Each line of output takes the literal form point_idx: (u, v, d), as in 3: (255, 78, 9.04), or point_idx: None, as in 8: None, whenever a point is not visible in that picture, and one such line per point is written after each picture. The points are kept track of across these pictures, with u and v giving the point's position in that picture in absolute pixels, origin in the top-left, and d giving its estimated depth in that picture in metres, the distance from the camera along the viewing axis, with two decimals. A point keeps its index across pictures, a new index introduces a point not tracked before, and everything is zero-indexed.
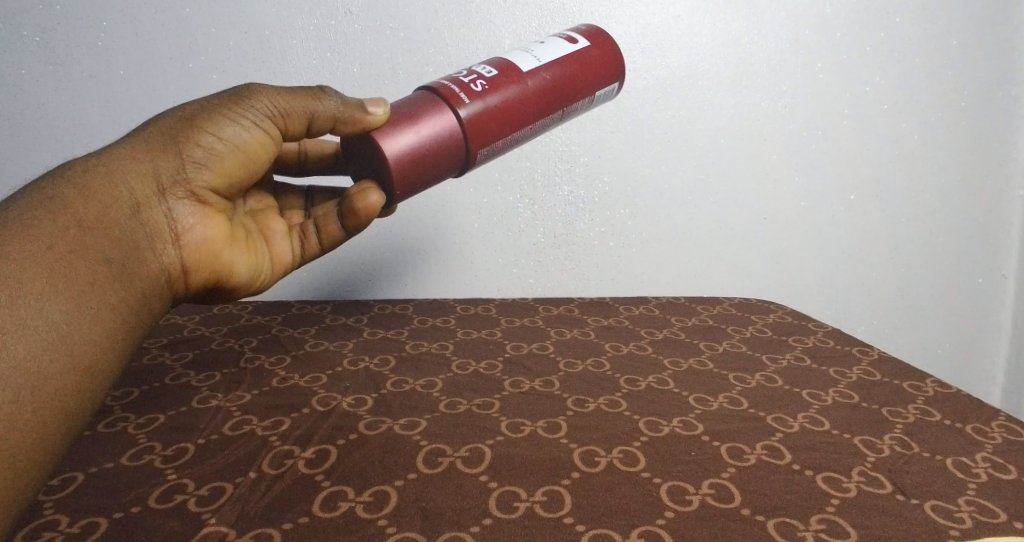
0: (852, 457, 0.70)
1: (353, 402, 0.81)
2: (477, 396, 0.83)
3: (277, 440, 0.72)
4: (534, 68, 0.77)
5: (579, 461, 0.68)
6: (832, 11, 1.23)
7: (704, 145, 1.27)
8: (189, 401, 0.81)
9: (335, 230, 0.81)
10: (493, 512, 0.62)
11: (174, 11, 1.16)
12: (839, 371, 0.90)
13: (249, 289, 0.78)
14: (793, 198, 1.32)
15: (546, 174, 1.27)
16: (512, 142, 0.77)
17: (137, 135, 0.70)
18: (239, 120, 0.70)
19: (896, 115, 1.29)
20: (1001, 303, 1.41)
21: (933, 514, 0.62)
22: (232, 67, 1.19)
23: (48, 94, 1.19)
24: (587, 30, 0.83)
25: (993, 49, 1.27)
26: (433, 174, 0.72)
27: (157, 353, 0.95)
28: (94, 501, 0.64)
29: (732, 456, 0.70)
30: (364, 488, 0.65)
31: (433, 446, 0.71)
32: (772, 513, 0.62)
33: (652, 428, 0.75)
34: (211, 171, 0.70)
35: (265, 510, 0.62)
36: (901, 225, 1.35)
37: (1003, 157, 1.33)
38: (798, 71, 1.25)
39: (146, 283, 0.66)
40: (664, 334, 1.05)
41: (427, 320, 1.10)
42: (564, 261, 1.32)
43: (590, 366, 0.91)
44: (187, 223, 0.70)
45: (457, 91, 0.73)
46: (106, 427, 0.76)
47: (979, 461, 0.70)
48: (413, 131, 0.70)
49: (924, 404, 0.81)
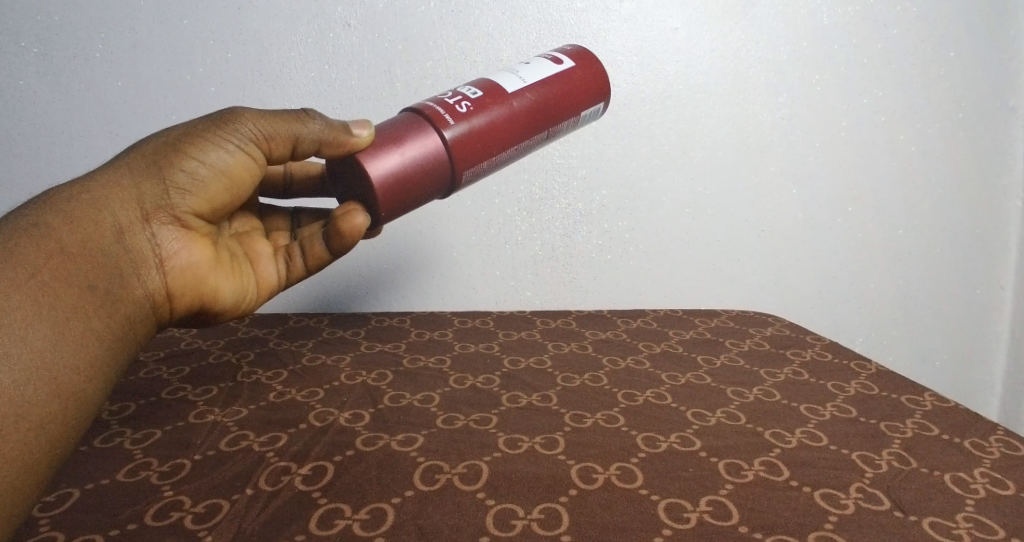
0: (850, 473, 0.70)
1: (350, 418, 0.80)
2: (474, 411, 0.83)
3: (273, 456, 0.72)
4: (520, 88, 0.77)
5: (577, 477, 0.68)
6: (829, 23, 1.23)
7: (702, 158, 1.28)
8: (184, 416, 0.81)
9: (321, 252, 0.81)
10: (491, 530, 0.62)
11: (173, 24, 1.17)
12: (837, 386, 0.90)
13: (234, 312, 0.78)
14: (791, 209, 1.32)
15: (545, 185, 1.27)
16: (498, 162, 0.77)
17: (122, 159, 0.70)
18: (224, 145, 0.70)
19: (894, 126, 1.29)
20: (999, 311, 1.41)
21: (931, 531, 0.62)
22: (231, 80, 1.20)
23: (46, 106, 1.19)
24: (574, 50, 0.83)
25: (990, 60, 1.27)
26: (419, 195, 0.72)
27: (154, 367, 0.94)
28: (90, 517, 0.64)
29: (730, 472, 0.70)
30: (360, 505, 0.65)
31: (431, 462, 0.71)
32: (771, 530, 0.62)
33: (649, 444, 0.75)
34: (196, 196, 0.70)
35: (262, 529, 0.62)
36: (897, 236, 1.35)
37: (999, 167, 1.33)
38: (795, 84, 1.26)
39: (130, 308, 0.66)
40: (662, 347, 1.05)
41: (423, 333, 1.10)
42: (563, 274, 1.32)
43: (588, 380, 0.91)
44: (172, 248, 0.70)
45: (442, 113, 0.73)
46: (102, 442, 0.75)
47: (978, 476, 0.70)
48: (398, 153, 0.71)
49: (922, 419, 0.81)
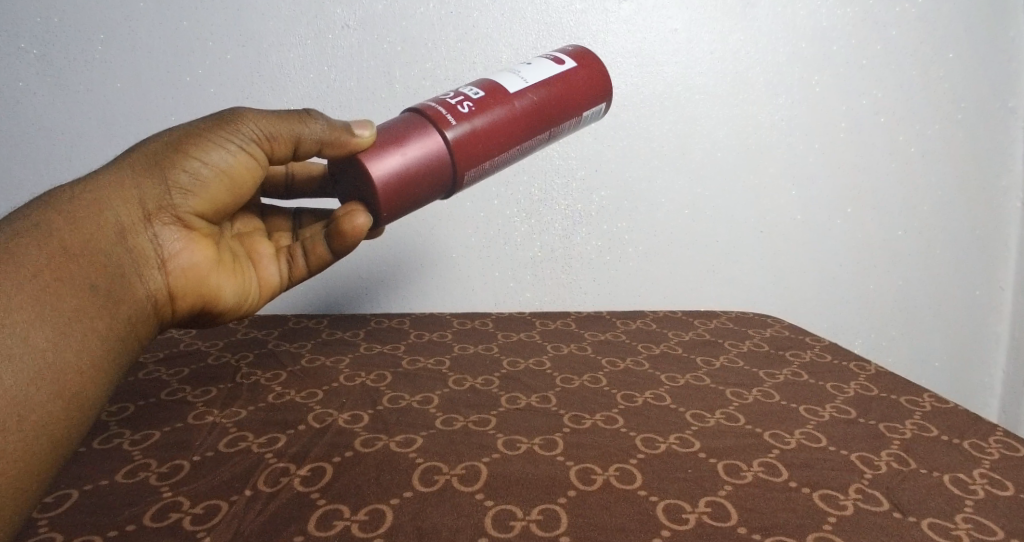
0: (849, 474, 0.70)
1: (350, 419, 0.80)
2: (474, 412, 0.83)
3: (272, 457, 0.72)
4: (521, 89, 0.77)
5: (576, 478, 0.68)
6: (828, 24, 1.23)
7: (701, 159, 1.28)
8: (184, 417, 0.81)
9: (323, 252, 0.81)
10: (490, 530, 0.62)
11: (173, 25, 1.17)
12: (836, 387, 0.90)
13: (236, 312, 0.78)
14: (790, 210, 1.32)
15: (545, 187, 1.27)
16: (500, 163, 0.77)
17: (124, 160, 0.70)
18: (226, 145, 0.70)
19: (893, 127, 1.29)
20: (999, 313, 1.41)
21: (930, 532, 0.62)
22: (230, 81, 1.20)
23: (46, 107, 1.19)
24: (575, 50, 0.83)
25: (990, 61, 1.27)
26: (420, 195, 0.72)
27: (153, 368, 0.94)
28: (89, 518, 0.64)
29: (729, 473, 0.70)
30: (359, 507, 0.65)
31: (430, 463, 0.71)
32: (769, 531, 0.62)
33: (649, 445, 0.75)
34: (198, 196, 0.70)
35: (261, 530, 0.62)
36: (897, 238, 1.35)
37: (999, 168, 1.33)
38: (794, 85, 1.26)
39: (132, 309, 0.66)
40: (661, 348, 1.05)
41: (423, 334, 1.10)
42: (562, 275, 1.32)
43: (588, 381, 0.91)
44: (173, 249, 0.70)
45: (443, 113, 0.73)
46: (101, 443, 0.75)
47: (977, 477, 0.70)
48: (400, 153, 0.71)
49: (922, 420, 0.81)
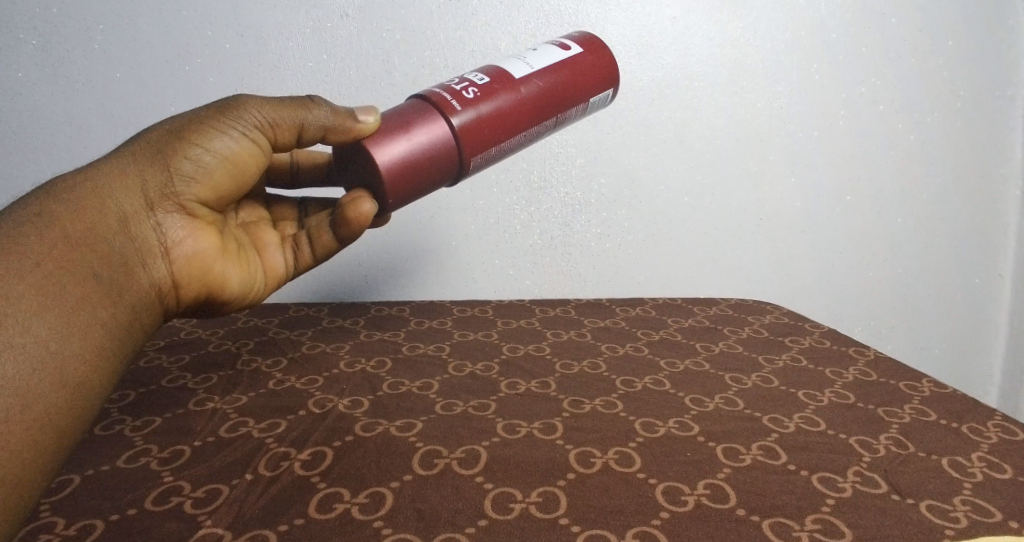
0: (847, 457, 0.70)
1: (349, 404, 0.81)
2: (474, 396, 0.83)
3: (272, 441, 0.73)
4: (527, 75, 0.77)
5: (575, 462, 0.69)
6: (828, 11, 1.23)
7: (701, 145, 1.28)
8: (186, 403, 0.82)
9: (329, 241, 0.81)
10: (489, 513, 0.62)
11: (172, 14, 1.17)
12: (835, 372, 0.91)
13: (243, 301, 0.78)
14: (789, 197, 1.32)
15: (544, 175, 1.27)
16: (507, 149, 0.77)
17: (125, 149, 0.70)
18: (229, 132, 0.70)
19: (893, 115, 1.29)
20: (997, 301, 1.41)
21: (928, 513, 0.62)
22: (229, 72, 1.20)
23: (44, 98, 1.19)
24: (582, 37, 0.83)
25: (989, 50, 1.27)
26: (427, 182, 0.72)
27: (154, 356, 0.95)
28: (91, 503, 0.64)
29: (728, 456, 0.70)
30: (359, 490, 0.65)
31: (429, 447, 0.71)
32: (768, 513, 0.62)
33: (648, 429, 0.75)
34: (201, 184, 0.71)
35: (263, 511, 0.62)
36: (896, 225, 1.35)
37: (999, 156, 1.33)
38: (793, 74, 1.26)
39: (136, 296, 0.67)
40: (660, 335, 1.05)
41: (422, 322, 1.10)
42: (563, 263, 1.32)
43: (587, 367, 0.92)
44: (176, 237, 0.71)
45: (449, 99, 0.73)
46: (103, 429, 0.76)
47: (974, 460, 0.70)
48: (405, 140, 0.71)
49: (920, 404, 0.82)
